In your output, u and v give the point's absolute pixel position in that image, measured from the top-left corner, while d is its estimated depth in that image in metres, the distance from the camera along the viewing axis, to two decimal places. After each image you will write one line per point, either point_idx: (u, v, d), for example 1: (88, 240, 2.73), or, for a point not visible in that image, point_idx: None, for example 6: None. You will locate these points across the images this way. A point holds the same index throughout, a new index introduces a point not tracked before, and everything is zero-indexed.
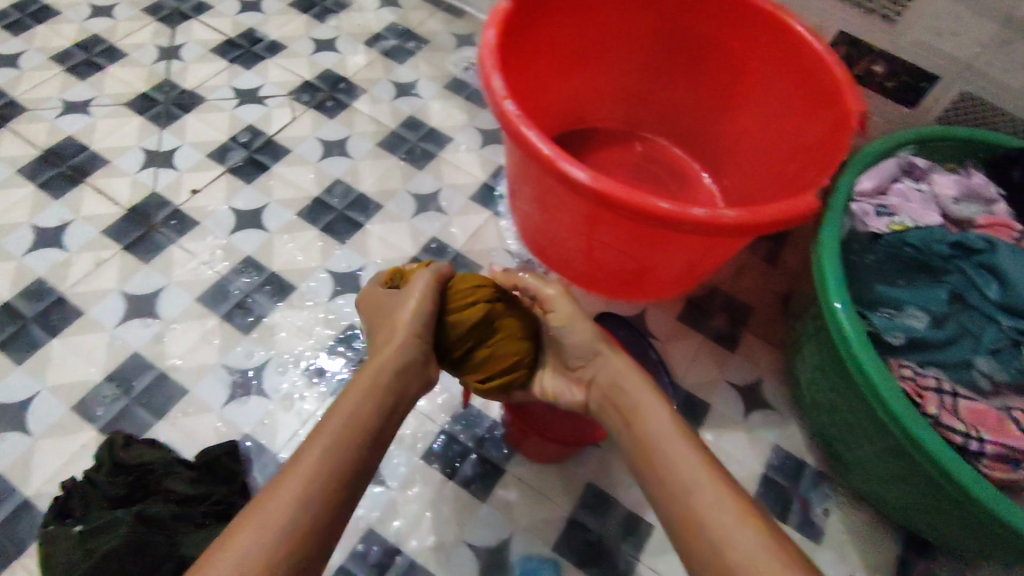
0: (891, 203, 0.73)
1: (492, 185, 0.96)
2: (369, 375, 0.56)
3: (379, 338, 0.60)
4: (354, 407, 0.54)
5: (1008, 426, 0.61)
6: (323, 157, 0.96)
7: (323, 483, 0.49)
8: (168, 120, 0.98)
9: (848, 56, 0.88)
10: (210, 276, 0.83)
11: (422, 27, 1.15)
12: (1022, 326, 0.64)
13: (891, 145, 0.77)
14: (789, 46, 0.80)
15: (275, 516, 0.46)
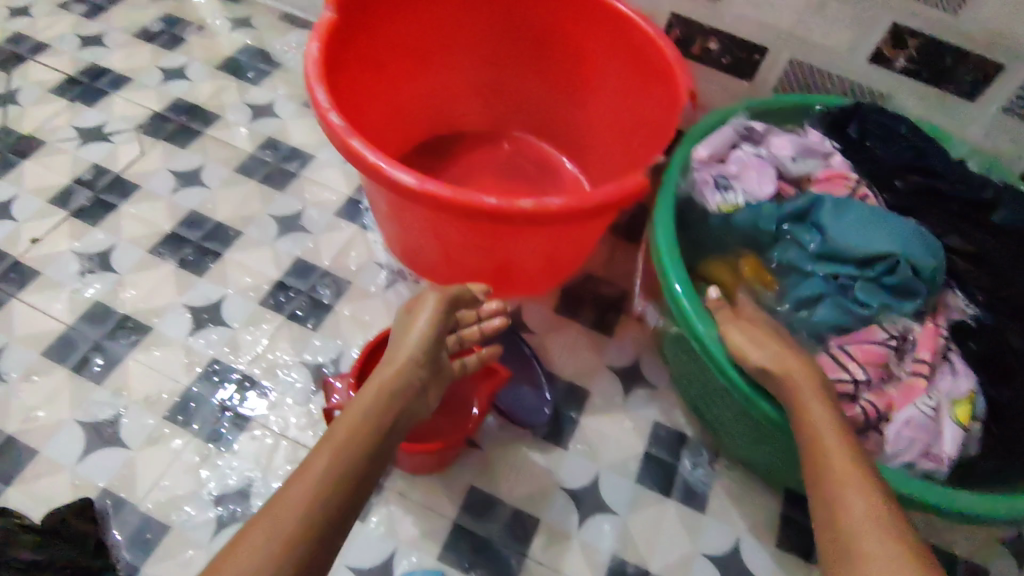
0: (728, 172, 0.77)
1: (358, 199, 0.95)
2: (377, 386, 0.55)
3: (395, 345, 0.60)
4: (364, 417, 0.52)
5: (839, 365, 0.66)
6: (176, 190, 0.92)
7: (329, 497, 0.47)
8: (4, 168, 0.92)
9: (683, 36, 0.88)
10: (57, 327, 0.79)
11: (276, 45, 1.12)
12: (852, 274, 0.70)
13: (721, 119, 0.81)
14: (621, 29, 0.81)
15: (272, 527, 0.44)
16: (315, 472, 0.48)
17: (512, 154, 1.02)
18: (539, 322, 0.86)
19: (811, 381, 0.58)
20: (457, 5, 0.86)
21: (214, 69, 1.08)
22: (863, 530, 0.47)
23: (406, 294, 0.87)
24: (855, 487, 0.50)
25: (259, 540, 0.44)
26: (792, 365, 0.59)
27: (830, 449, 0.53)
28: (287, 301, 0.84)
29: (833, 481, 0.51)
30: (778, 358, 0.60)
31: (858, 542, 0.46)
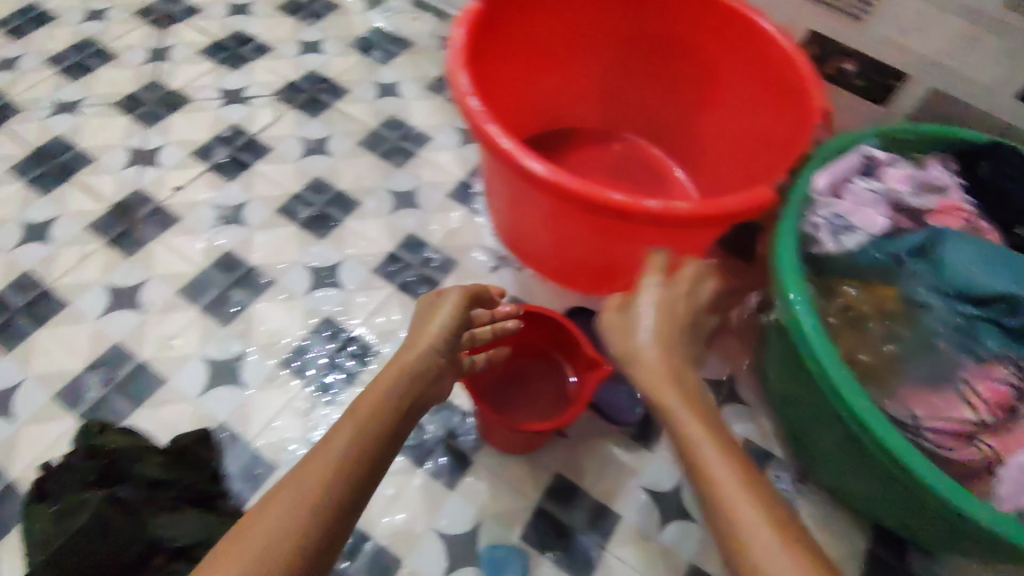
0: (844, 210, 0.71)
1: (470, 182, 0.97)
2: (389, 376, 0.57)
3: (413, 338, 0.61)
4: (373, 409, 0.53)
5: (958, 405, 0.61)
6: (304, 156, 0.97)
7: (340, 483, 0.48)
8: (154, 119, 0.99)
9: (819, 55, 0.87)
10: (191, 271, 0.84)
11: (406, 29, 1.17)
12: (980, 312, 0.64)
13: (844, 145, 0.75)
14: (755, 44, 0.81)
15: (288, 513, 0.45)
16: (328, 457, 0.49)
17: (624, 155, 1.03)
18: None
19: (641, 331, 0.56)
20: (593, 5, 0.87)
21: (346, 46, 1.13)
22: (726, 493, 0.46)
23: (510, 280, 0.89)
24: (707, 443, 0.49)
25: (270, 523, 0.45)
26: (638, 338, 0.56)
27: (673, 406, 0.52)
28: (398, 273, 0.88)
29: (694, 446, 0.49)
30: (653, 313, 0.57)
31: (727, 510, 0.46)
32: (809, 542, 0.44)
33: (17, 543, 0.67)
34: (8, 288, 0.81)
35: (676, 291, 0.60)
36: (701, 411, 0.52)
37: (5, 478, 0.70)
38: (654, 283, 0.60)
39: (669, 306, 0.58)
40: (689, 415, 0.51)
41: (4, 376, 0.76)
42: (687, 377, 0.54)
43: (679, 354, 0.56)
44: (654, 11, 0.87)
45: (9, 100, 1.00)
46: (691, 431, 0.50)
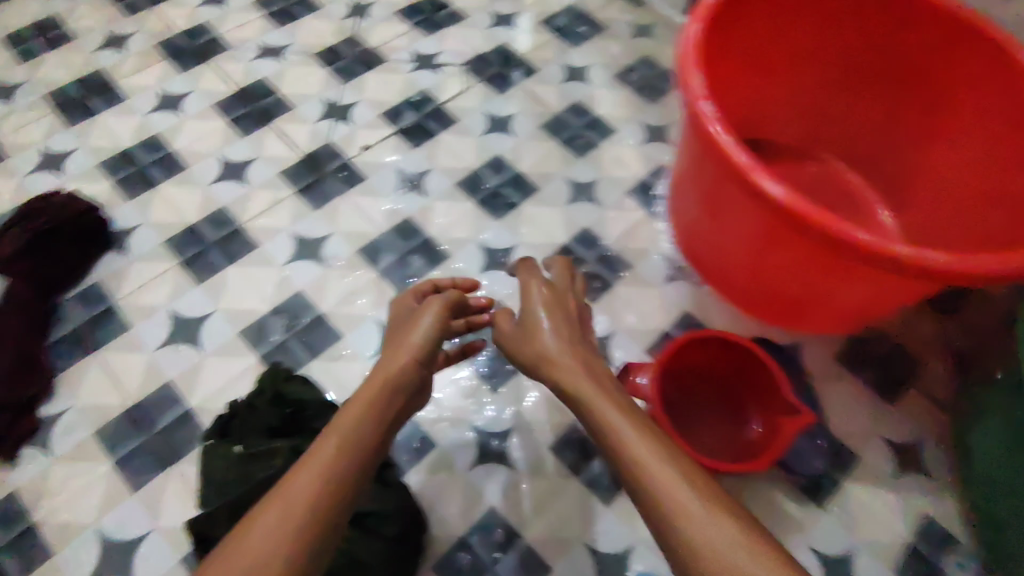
0: None
1: (651, 184, 0.91)
2: (375, 382, 0.53)
3: (398, 341, 0.57)
4: (353, 428, 0.49)
5: None
6: (487, 131, 0.95)
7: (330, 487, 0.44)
8: (350, 75, 1.01)
9: None
10: (372, 232, 0.85)
11: (599, 13, 1.12)
12: None
13: None
14: (1015, 81, 0.70)
15: (276, 516, 0.42)
16: (317, 457, 0.46)
17: (820, 178, 0.95)
18: (819, 367, 0.80)
19: (543, 328, 0.59)
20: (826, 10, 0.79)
21: (538, 24, 1.10)
22: (640, 464, 0.46)
23: (685, 293, 0.84)
24: (625, 429, 0.49)
25: (267, 522, 0.42)
26: (543, 342, 0.58)
27: (601, 407, 0.51)
28: (571, 266, 0.84)
29: (624, 453, 0.48)
30: (558, 335, 0.58)
31: (669, 499, 0.44)
32: (741, 510, 0.44)
33: (187, 471, 0.68)
34: (205, 222, 0.84)
35: (553, 292, 0.63)
36: (627, 408, 0.51)
37: (182, 406, 0.72)
38: (552, 288, 0.64)
39: (560, 307, 0.62)
40: (617, 412, 0.50)
41: (195, 304, 0.78)
42: (603, 379, 0.55)
43: (565, 349, 0.57)
44: (895, 26, 0.79)
45: (217, 37, 1.03)
46: (613, 428, 0.50)
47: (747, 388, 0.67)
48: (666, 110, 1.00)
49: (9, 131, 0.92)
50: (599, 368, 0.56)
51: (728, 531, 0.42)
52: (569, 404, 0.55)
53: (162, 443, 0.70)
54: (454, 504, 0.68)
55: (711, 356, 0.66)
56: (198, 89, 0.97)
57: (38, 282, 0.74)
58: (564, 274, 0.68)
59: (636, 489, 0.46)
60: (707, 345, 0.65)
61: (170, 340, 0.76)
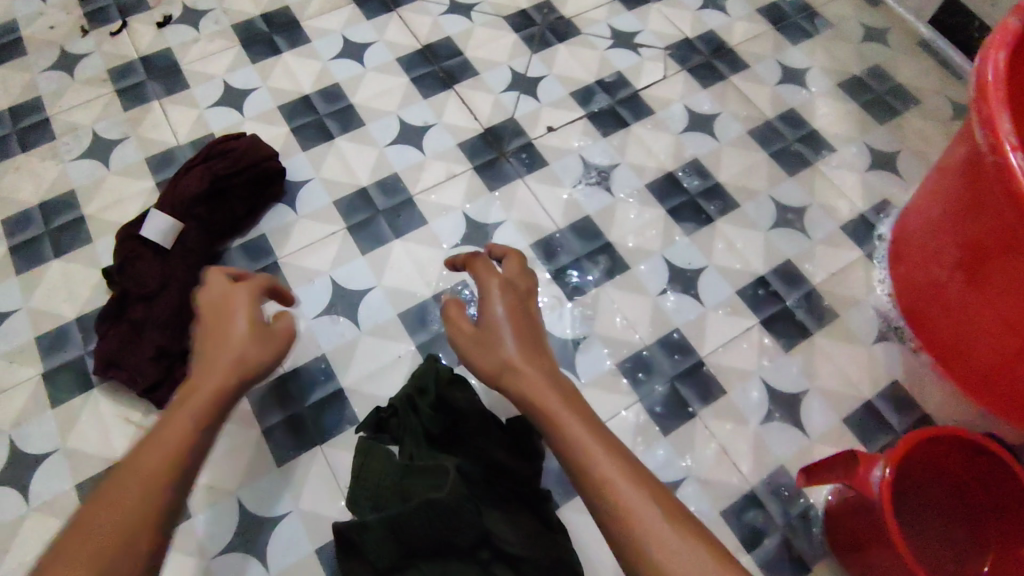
0: None
1: (873, 222, 0.79)
2: (219, 380, 0.44)
3: (224, 343, 0.46)
4: (165, 449, 0.40)
5: None
6: (685, 130, 0.85)
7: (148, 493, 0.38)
8: (541, 45, 0.92)
9: None
10: (549, 225, 0.77)
11: (827, 6, 0.97)
12: None
13: None
14: None
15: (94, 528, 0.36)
16: (143, 466, 0.39)
17: None
18: None
19: (506, 334, 0.50)
20: None
21: (754, 11, 0.96)
22: (628, 504, 0.40)
23: (897, 358, 0.71)
24: (614, 471, 0.42)
25: (93, 533, 0.36)
26: (503, 351, 0.49)
27: (559, 413, 0.45)
28: (765, 303, 0.74)
29: (591, 486, 0.42)
30: (512, 327, 0.50)
31: (640, 530, 0.39)
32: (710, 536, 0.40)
33: (331, 457, 0.65)
34: (375, 187, 0.79)
35: (517, 281, 0.54)
36: (593, 422, 0.45)
37: (335, 384, 0.68)
38: (506, 280, 0.53)
39: (522, 307, 0.52)
40: (596, 442, 0.43)
41: (357, 276, 0.74)
42: (563, 385, 0.48)
43: (534, 354, 0.49)
44: None
45: None
46: (593, 465, 0.42)
47: (983, 503, 0.55)
48: (896, 134, 0.86)
49: (193, 60, 0.89)
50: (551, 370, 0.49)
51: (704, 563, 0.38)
52: (531, 415, 0.47)
53: (310, 419, 0.66)
54: (608, 554, 0.61)
55: (952, 457, 0.55)
56: (382, 39, 0.91)
57: (211, 225, 0.71)
58: (513, 264, 0.55)
59: (610, 522, 0.40)
60: (955, 445, 0.54)
61: (329, 310, 0.72)
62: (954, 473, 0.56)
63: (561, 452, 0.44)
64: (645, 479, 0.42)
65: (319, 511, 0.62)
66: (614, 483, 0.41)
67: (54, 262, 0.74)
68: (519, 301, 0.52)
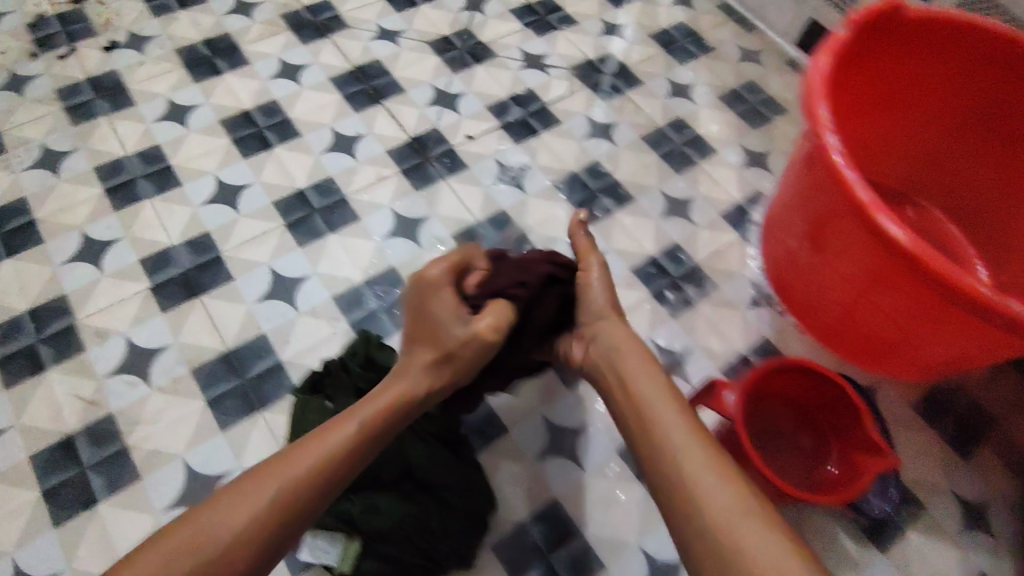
0: None
1: (747, 209, 0.92)
2: (376, 427, 0.52)
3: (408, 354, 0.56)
4: (317, 465, 0.49)
5: None
6: (588, 137, 0.97)
7: (263, 540, 0.46)
8: (460, 66, 1.03)
9: None
10: (469, 218, 0.88)
11: (709, 33, 1.12)
12: None
13: None
14: None
15: (226, 509, 0.46)
16: (281, 482, 0.48)
17: (916, 225, 0.93)
18: (896, 412, 0.81)
19: (594, 297, 0.64)
20: (942, 67, 0.80)
21: (647, 37, 1.10)
22: (677, 441, 0.52)
23: (767, 319, 0.84)
24: (673, 421, 0.53)
25: (244, 510, 0.46)
26: (592, 307, 0.63)
27: (624, 362, 0.59)
28: (656, 278, 0.85)
29: (671, 460, 0.51)
30: (601, 293, 0.64)
31: (681, 453, 0.51)
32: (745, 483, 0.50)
33: (271, 420, 0.72)
34: (311, 189, 0.88)
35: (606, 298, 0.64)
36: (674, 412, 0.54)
37: (275, 358, 0.75)
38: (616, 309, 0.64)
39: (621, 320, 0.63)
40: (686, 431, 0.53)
41: (295, 265, 0.82)
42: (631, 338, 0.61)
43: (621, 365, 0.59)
44: (1012, 84, 0.78)
45: (339, 14, 1.07)
46: (669, 445, 0.52)
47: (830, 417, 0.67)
48: (767, 138, 1.00)
49: (139, 80, 0.97)
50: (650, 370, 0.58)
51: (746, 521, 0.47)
52: (603, 358, 0.61)
53: (252, 390, 0.73)
54: (521, 492, 0.70)
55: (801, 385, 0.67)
56: (318, 62, 1.01)
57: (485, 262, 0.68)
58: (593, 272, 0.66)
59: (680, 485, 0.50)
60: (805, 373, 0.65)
61: (268, 296, 0.79)
62: (802, 398, 0.68)
63: (637, 411, 0.55)
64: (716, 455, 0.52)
65: None
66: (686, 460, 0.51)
67: (7, 261, 0.80)
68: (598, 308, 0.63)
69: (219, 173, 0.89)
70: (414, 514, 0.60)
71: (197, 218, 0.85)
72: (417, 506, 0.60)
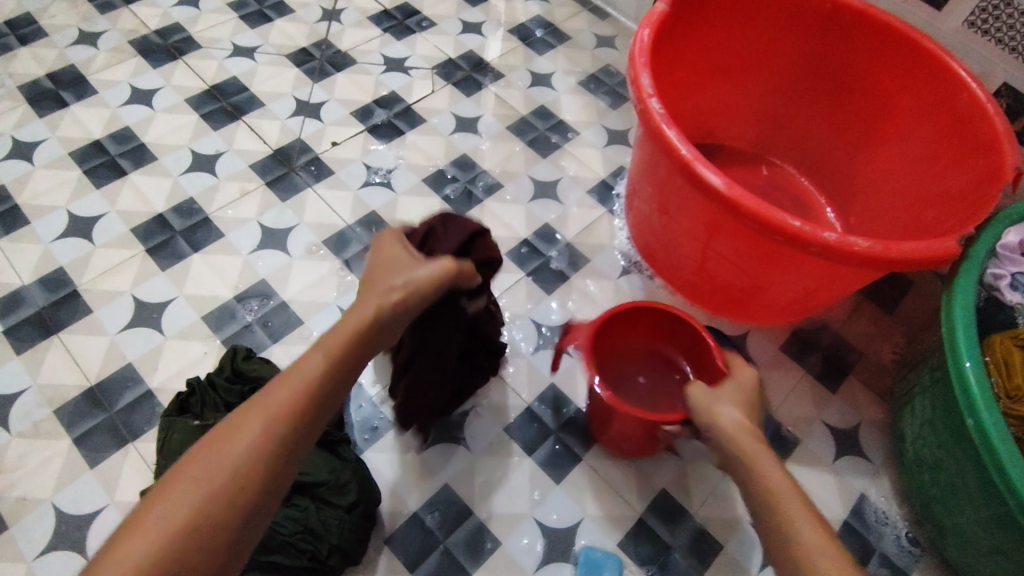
0: None
1: (611, 183, 0.96)
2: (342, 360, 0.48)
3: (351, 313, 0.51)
4: (271, 416, 0.44)
5: None
6: (454, 133, 0.99)
7: (234, 496, 0.42)
8: (321, 75, 1.03)
9: (953, 168, 0.76)
10: (340, 222, 0.87)
11: (565, 23, 1.16)
12: None
13: (1005, 224, 0.69)
14: (936, 82, 0.77)
15: (194, 485, 0.41)
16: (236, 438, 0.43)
17: (769, 182, 0.99)
18: (764, 356, 0.85)
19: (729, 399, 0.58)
20: (762, 31, 0.86)
21: (506, 32, 1.13)
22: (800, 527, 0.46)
23: (639, 286, 0.88)
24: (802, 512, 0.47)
25: (198, 476, 0.42)
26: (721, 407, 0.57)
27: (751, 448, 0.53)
28: (529, 258, 0.88)
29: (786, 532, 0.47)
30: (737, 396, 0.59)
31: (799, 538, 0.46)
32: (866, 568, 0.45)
33: (143, 449, 0.69)
34: (171, 212, 0.86)
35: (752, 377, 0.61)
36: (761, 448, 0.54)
37: (144, 385, 0.73)
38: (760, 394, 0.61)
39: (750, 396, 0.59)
40: (793, 493, 0.49)
41: (158, 290, 0.80)
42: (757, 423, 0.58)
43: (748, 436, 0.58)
44: (825, 38, 0.84)
45: (191, 35, 1.05)
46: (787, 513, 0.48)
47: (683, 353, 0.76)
48: (626, 116, 1.05)
49: None
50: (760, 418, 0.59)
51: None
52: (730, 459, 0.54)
53: (121, 422, 0.71)
54: (411, 482, 0.71)
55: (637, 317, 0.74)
56: (170, 84, 0.99)
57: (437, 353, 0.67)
58: (747, 369, 0.63)
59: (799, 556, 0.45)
60: (638, 308, 0.73)
61: (131, 324, 0.77)
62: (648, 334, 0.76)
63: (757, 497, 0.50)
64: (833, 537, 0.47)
65: (133, 500, 0.67)
66: (814, 547, 0.45)
67: None
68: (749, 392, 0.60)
69: (71, 206, 0.85)
70: (292, 518, 0.60)
71: (50, 254, 0.81)
72: (295, 509, 0.61)
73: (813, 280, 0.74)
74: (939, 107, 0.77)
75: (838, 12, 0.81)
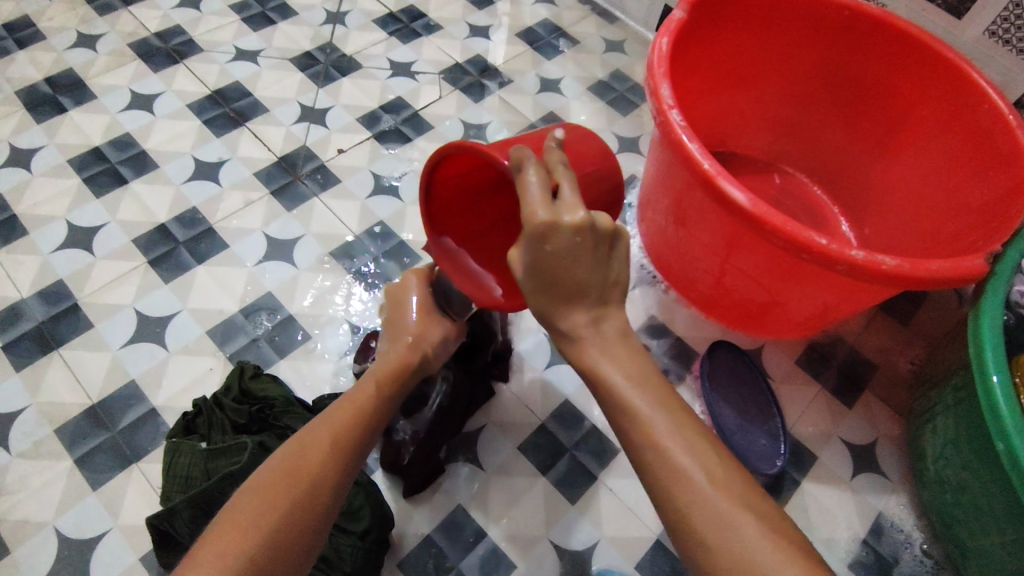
0: None
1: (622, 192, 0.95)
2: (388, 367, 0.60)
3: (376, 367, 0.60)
4: (346, 415, 0.54)
5: None
6: (462, 140, 0.97)
7: (329, 470, 0.49)
8: (326, 80, 1.01)
9: (974, 181, 0.74)
10: (347, 233, 0.85)
11: (574, 27, 1.14)
12: None
13: None
14: (959, 92, 0.75)
15: (285, 473, 0.48)
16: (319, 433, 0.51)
17: (783, 192, 0.97)
18: (780, 370, 0.84)
19: (565, 302, 0.50)
20: (781, 37, 0.84)
21: (513, 36, 1.11)
22: (679, 484, 0.44)
23: (653, 298, 0.87)
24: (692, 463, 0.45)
25: (294, 461, 0.49)
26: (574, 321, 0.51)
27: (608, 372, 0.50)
28: None
29: (672, 488, 0.44)
30: (562, 281, 0.49)
31: (680, 490, 0.44)
32: (759, 504, 0.44)
33: (147, 470, 0.67)
34: (174, 222, 0.84)
35: (557, 226, 0.47)
36: (641, 371, 0.50)
37: (148, 403, 0.71)
38: (584, 223, 0.48)
39: (573, 260, 0.48)
40: (681, 446, 0.45)
41: (161, 303, 0.77)
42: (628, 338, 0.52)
43: (613, 293, 0.51)
44: (844, 45, 0.82)
45: (192, 38, 1.02)
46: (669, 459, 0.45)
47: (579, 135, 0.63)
48: (636, 123, 1.03)
49: None
50: (604, 259, 0.50)
51: (779, 558, 0.41)
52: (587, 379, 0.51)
53: (124, 441, 0.69)
54: (424, 503, 0.69)
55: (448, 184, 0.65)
56: (172, 89, 0.96)
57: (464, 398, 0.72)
58: (537, 218, 0.48)
59: (686, 514, 0.44)
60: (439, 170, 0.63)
61: (134, 339, 0.75)
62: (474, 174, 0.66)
63: (646, 455, 0.46)
64: (732, 468, 0.45)
65: (138, 524, 0.65)
66: (700, 491, 0.44)
67: None
68: (566, 255, 0.48)
69: (71, 216, 0.83)
70: None
71: (48, 266, 0.79)
72: None
73: (834, 297, 0.72)
74: (963, 119, 0.76)
75: (857, 19, 0.79)
